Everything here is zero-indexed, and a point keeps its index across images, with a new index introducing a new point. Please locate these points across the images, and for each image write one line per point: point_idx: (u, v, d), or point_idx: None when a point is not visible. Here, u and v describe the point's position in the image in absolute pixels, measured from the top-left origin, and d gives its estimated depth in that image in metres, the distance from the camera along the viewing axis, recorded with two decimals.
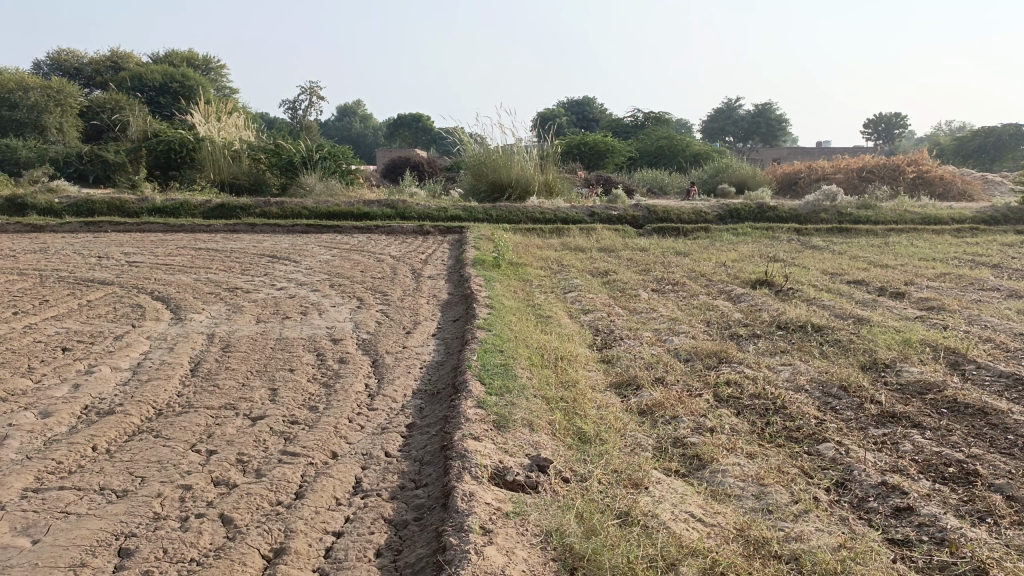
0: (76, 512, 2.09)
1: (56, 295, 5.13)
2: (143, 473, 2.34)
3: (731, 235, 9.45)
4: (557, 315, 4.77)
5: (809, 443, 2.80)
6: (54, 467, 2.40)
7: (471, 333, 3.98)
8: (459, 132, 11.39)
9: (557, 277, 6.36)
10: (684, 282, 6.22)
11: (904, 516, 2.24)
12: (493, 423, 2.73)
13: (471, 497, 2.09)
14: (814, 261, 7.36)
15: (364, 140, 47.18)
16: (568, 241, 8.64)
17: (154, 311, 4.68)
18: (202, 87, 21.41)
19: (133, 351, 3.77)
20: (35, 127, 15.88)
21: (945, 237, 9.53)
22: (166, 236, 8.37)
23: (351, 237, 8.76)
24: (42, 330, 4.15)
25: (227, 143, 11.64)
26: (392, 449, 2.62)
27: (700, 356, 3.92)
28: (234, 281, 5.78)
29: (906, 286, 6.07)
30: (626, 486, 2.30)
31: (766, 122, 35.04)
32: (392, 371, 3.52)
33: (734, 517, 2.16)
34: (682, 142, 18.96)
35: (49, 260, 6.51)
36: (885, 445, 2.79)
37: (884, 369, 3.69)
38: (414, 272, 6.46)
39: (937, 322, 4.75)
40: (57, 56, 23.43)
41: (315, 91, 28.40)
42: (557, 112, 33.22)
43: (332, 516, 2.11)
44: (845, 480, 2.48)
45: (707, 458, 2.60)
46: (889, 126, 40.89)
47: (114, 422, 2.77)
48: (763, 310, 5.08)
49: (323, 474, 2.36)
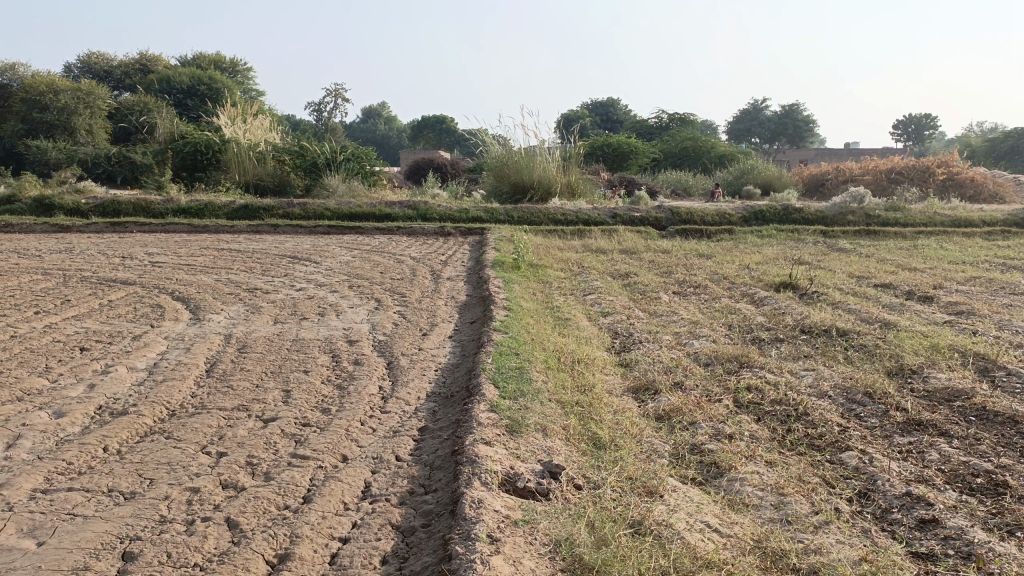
0: (83, 514, 2.07)
1: (77, 295, 5.16)
2: (152, 475, 2.33)
3: (755, 237, 9.33)
4: (576, 317, 4.72)
5: (831, 451, 2.72)
6: (64, 467, 2.39)
7: (488, 336, 3.94)
8: (482, 133, 11.36)
9: (577, 279, 6.31)
10: (706, 284, 6.13)
11: (929, 528, 2.16)
12: (506, 427, 2.69)
13: (479, 504, 2.04)
14: (840, 264, 7.23)
15: (388, 141, 47.43)
16: (590, 242, 8.58)
17: (174, 311, 4.70)
18: (228, 90, 21.62)
19: (150, 351, 3.77)
20: (65, 129, 16.11)
21: (976, 240, 9.33)
22: (190, 237, 8.43)
23: (373, 237, 8.78)
24: (61, 329, 4.17)
25: (252, 145, 11.73)
26: (403, 453, 2.58)
27: (720, 360, 3.85)
28: (254, 281, 5.79)
29: (935, 289, 5.94)
30: (640, 494, 2.24)
31: (793, 123, 34.69)
32: (406, 373, 3.49)
33: (752, 528, 2.09)
34: (707, 142, 18.80)
35: (74, 260, 6.58)
36: (910, 454, 2.71)
37: (911, 376, 3.60)
38: (433, 274, 6.44)
39: (967, 327, 4.63)
40: (87, 58, 23.74)
41: (341, 93, 28.58)
42: (581, 112, 33.11)
43: (339, 521, 2.08)
44: (868, 491, 2.40)
45: (725, 466, 2.53)
46: (919, 128, 40.27)
47: (126, 422, 2.76)
48: (787, 313, 4.99)
49: (331, 477, 2.33)
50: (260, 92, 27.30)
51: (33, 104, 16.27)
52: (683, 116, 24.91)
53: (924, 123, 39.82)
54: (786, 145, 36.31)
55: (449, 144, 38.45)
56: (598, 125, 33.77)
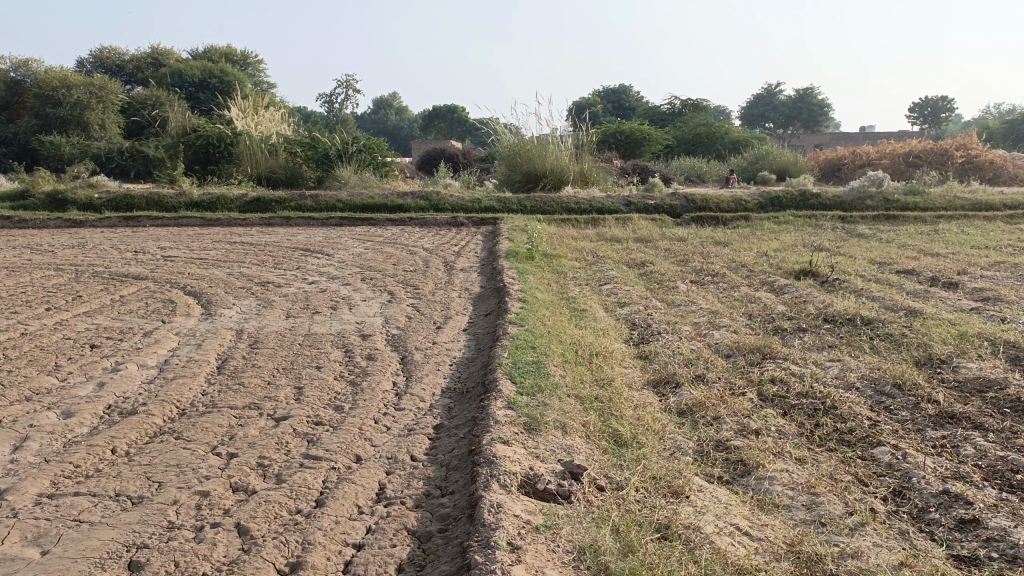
0: (89, 520, 2.01)
1: (90, 290, 5.12)
2: (160, 478, 2.26)
3: (772, 224, 9.17)
4: (592, 308, 4.62)
5: (863, 447, 2.62)
6: (71, 471, 2.33)
7: (503, 329, 3.85)
8: (493, 122, 11.26)
9: (592, 268, 6.20)
10: (724, 273, 6.01)
11: (969, 529, 2.06)
12: (524, 425, 2.60)
13: (498, 509, 1.96)
14: (860, 250, 7.09)
15: (400, 132, 47.29)
16: (604, 231, 8.46)
17: (185, 307, 4.63)
18: (239, 81, 21.59)
19: (160, 347, 3.71)
20: (78, 123, 16.09)
21: (998, 223, 9.15)
22: (203, 230, 8.38)
23: (385, 229, 8.70)
24: (72, 326, 4.12)
25: (264, 137, 11.66)
26: (418, 453, 2.50)
27: (743, 352, 3.74)
28: (266, 275, 5.72)
29: (960, 275, 5.80)
30: (665, 495, 2.15)
31: (807, 107, 34.33)
32: (420, 368, 3.41)
33: (784, 531, 2.00)
34: (720, 128, 18.55)
35: (86, 255, 6.54)
36: (945, 448, 2.60)
37: (940, 365, 3.48)
38: (446, 265, 6.35)
39: (994, 314, 4.50)
40: (99, 53, 23.71)
41: (352, 84, 28.50)
42: (593, 100, 32.86)
43: (352, 526, 2.00)
44: (902, 489, 2.30)
45: (752, 464, 2.43)
46: (936, 110, 39.71)
47: (135, 423, 2.70)
48: (809, 302, 4.88)
49: (344, 479, 2.26)
50: (272, 84, 27.23)
51: (46, 100, 16.25)
52: (696, 102, 24.62)
53: (941, 106, 39.20)
54: (801, 130, 35.90)
55: (460, 134, 38.27)
56: (609, 112, 33.53)
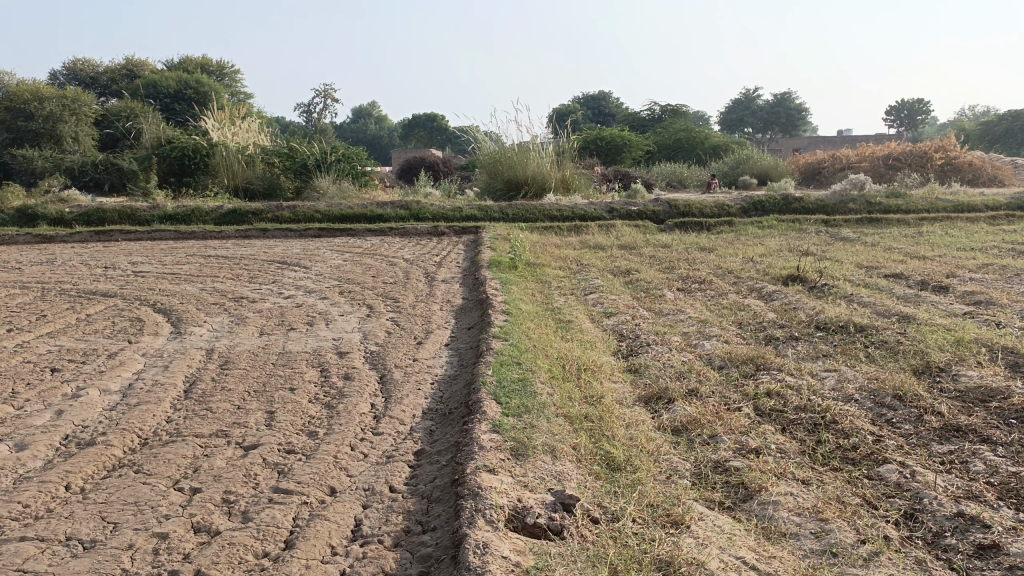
0: (34, 570, 1.82)
1: (55, 310, 4.89)
2: (117, 518, 2.07)
3: (755, 229, 9.08)
4: (578, 319, 4.48)
5: (868, 465, 2.48)
6: (19, 512, 2.14)
7: (486, 344, 3.69)
8: (473, 129, 11.10)
9: (577, 277, 6.05)
10: (711, 280, 5.88)
11: (990, 556, 1.92)
12: (510, 450, 2.44)
13: (484, 551, 1.80)
14: (846, 253, 6.99)
15: (380, 141, 46.97)
16: (587, 238, 8.34)
17: (154, 326, 4.43)
18: (215, 92, 21.32)
19: (125, 370, 3.51)
20: (51, 137, 15.73)
21: (980, 225, 9.12)
22: (178, 244, 8.16)
23: (364, 240, 8.51)
24: (33, 349, 3.90)
25: (240, 148, 11.40)
26: (397, 483, 2.33)
27: (735, 363, 3.59)
28: (240, 290, 5.52)
29: (948, 278, 5.70)
30: (664, 526, 2.00)
31: (785, 112, 34.52)
32: (400, 388, 3.24)
33: (794, 564, 1.86)
34: (700, 133, 18.54)
35: (54, 272, 6.31)
36: (954, 465, 2.46)
37: (939, 374, 3.35)
38: (427, 276, 6.18)
39: (988, 319, 4.39)
40: (73, 65, 23.35)
41: (330, 94, 28.30)
42: (572, 106, 32.81)
43: (324, 571, 1.83)
44: (915, 511, 2.16)
45: (755, 487, 2.28)
46: (911, 113, 39.99)
47: (93, 455, 2.51)
48: (798, 308, 4.76)
49: (317, 516, 2.08)
50: (249, 94, 26.98)
51: (18, 112, 15.77)
52: (674, 108, 24.59)
53: (915, 109, 39.59)
54: (780, 134, 36.02)
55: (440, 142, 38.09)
56: (589, 119, 33.51)
